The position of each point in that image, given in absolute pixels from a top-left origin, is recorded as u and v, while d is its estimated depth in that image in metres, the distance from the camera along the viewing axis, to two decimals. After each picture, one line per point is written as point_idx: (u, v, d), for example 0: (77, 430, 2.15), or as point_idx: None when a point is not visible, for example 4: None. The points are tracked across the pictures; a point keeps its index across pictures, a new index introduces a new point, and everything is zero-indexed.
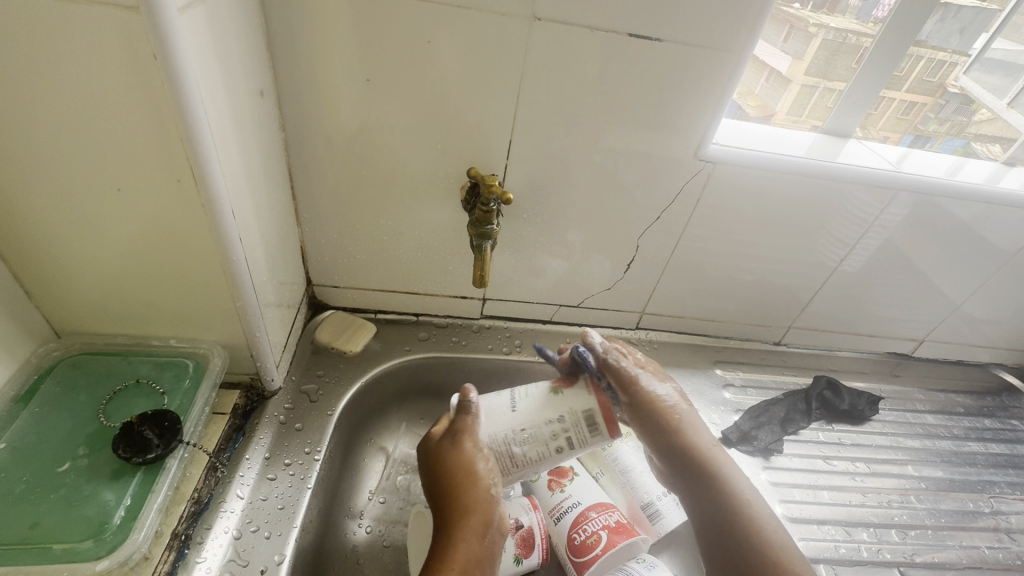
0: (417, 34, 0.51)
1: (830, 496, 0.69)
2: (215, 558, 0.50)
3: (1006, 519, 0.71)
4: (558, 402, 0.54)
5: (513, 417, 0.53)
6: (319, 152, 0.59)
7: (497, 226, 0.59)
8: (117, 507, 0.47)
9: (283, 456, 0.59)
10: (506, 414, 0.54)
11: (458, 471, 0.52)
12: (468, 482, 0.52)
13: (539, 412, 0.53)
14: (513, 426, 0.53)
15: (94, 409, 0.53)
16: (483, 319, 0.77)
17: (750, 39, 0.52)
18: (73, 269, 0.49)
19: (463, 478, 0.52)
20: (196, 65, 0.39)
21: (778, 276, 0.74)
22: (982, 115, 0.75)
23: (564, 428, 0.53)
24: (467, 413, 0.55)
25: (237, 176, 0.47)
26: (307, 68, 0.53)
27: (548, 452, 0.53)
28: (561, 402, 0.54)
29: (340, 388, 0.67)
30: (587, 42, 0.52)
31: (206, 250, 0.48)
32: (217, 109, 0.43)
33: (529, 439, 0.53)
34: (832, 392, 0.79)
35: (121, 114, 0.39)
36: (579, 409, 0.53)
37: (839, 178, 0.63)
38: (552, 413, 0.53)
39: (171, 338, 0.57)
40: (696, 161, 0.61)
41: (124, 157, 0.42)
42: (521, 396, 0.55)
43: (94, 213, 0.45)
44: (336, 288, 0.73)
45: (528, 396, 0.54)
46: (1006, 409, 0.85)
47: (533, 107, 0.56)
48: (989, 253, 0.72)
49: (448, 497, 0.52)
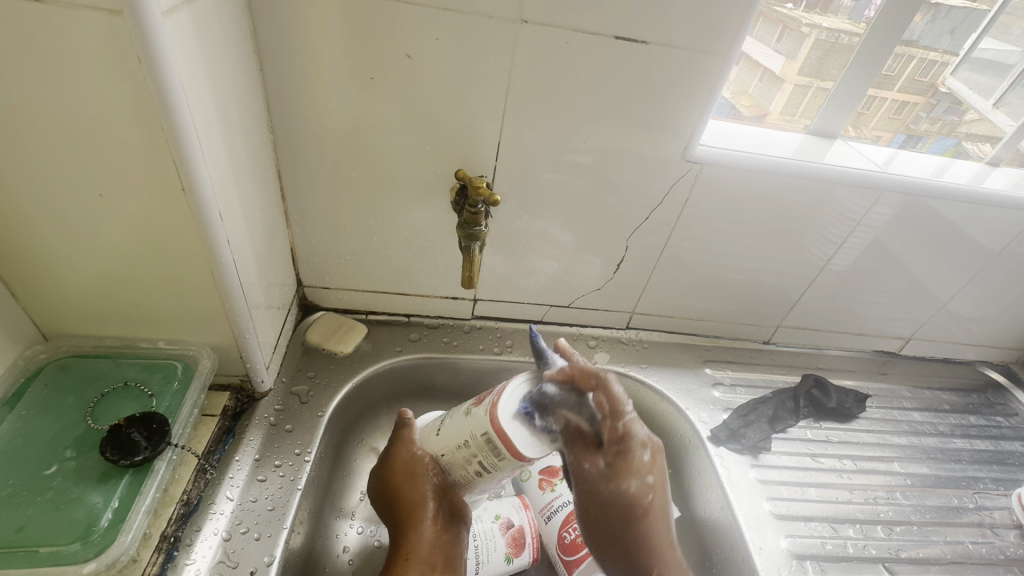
0: (405, 37, 0.51)
1: (817, 493, 0.70)
2: (205, 559, 0.50)
3: (990, 515, 0.72)
4: (466, 423, 0.49)
5: (436, 441, 0.52)
6: (309, 153, 0.59)
7: (486, 227, 0.59)
8: (105, 509, 0.47)
9: (273, 457, 0.59)
10: (430, 436, 0.52)
11: (397, 473, 0.54)
12: (409, 478, 0.53)
13: (452, 437, 0.50)
14: (436, 451, 0.52)
15: (82, 411, 0.53)
16: (473, 319, 0.78)
17: (736, 42, 0.53)
18: (60, 271, 0.49)
19: (403, 478, 0.54)
20: (182, 68, 0.39)
21: (766, 276, 0.75)
22: (970, 115, 0.76)
23: (472, 451, 0.48)
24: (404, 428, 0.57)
25: (225, 178, 0.48)
26: (296, 70, 0.53)
27: (469, 472, 0.50)
28: (468, 423, 0.49)
29: (331, 389, 0.67)
30: (575, 44, 0.52)
31: (194, 252, 0.48)
32: (204, 112, 0.43)
33: (450, 462, 0.51)
34: (820, 390, 0.79)
35: (105, 116, 0.39)
36: (478, 433, 0.47)
37: (825, 178, 0.64)
38: (460, 436, 0.49)
39: (160, 340, 0.57)
40: (684, 162, 0.61)
41: (109, 159, 0.42)
42: (449, 416, 0.52)
43: (80, 216, 0.45)
44: (326, 289, 0.73)
45: (451, 416, 0.51)
46: (992, 406, 0.86)
47: (522, 109, 0.57)
48: (974, 252, 0.73)
49: (395, 500, 0.55)
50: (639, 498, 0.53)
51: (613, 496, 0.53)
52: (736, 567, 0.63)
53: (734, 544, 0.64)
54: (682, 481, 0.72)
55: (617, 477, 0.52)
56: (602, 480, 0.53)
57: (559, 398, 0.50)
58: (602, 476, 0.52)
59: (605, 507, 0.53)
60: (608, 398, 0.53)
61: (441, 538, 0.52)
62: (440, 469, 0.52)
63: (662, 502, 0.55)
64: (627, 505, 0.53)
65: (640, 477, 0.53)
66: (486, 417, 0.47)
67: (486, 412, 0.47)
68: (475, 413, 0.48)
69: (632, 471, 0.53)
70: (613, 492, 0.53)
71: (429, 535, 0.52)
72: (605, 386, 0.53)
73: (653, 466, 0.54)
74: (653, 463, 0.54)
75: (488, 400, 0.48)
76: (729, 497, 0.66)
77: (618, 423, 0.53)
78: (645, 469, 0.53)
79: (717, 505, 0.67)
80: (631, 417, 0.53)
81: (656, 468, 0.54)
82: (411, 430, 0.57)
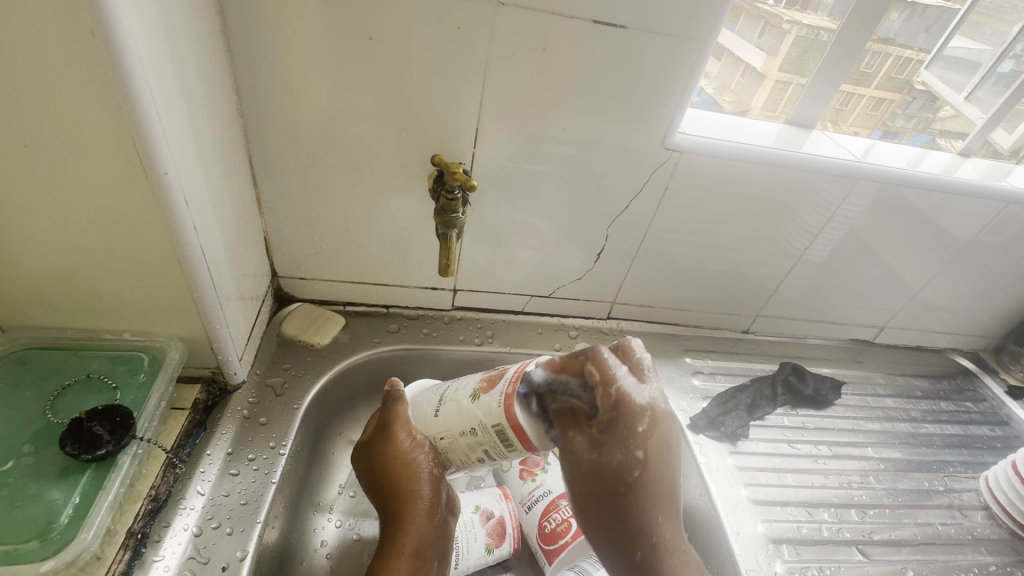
0: (379, 18, 0.50)
1: (793, 479, 0.71)
2: (173, 556, 0.48)
3: (958, 497, 0.73)
4: (472, 409, 0.49)
5: (435, 423, 0.51)
6: (282, 140, 0.58)
7: (463, 215, 0.58)
8: (66, 505, 0.45)
9: (247, 450, 0.58)
10: (428, 418, 0.52)
11: (394, 461, 0.52)
12: (406, 467, 0.52)
13: (455, 420, 0.50)
14: (435, 431, 0.51)
15: (41, 405, 0.51)
16: (454, 310, 0.77)
17: (713, 28, 0.53)
18: (15, 260, 0.47)
19: (399, 467, 0.52)
20: (140, 44, 0.37)
21: (744, 265, 0.75)
22: (946, 112, 0.77)
23: (478, 440, 0.49)
24: (395, 401, 0.55)
25: (190, 162, 0.46)
26: (266, 52, 0.52)
27: (470, 458, 0.51)
28: (476, 410, 0.49)
29: (307, 381, 0.66)
30: (552, 28, 0.52)
31: (157, 239, 0.46)
32: (165, 92, 0.41)
33: (450, 446, 0.51)
34: (797, 378, 0.80)
35: (60, 94, 0.38)
36: (490, 423, 0.48)
37: (801, 168, 0.64)
38: (466, 423, 0.49)
39: (124, 332, 0.55)
40: (663, 151, 0.61)
41: (63, 139, 0.40)
42: (449, 396, 0.52)
43: (33, 202, 0.43)
44: (302, 279, 0.71)
45: (452, 399, 0.51)
46: (961, 392, 0.89)
47: (500, 96, 0.56)
48: (945, 242, 0.75)
49: (388, 480, 0.53)
50: (624, 470, 0.47)
51: (594, 468, 0.48)
52: (714, 553, 0.63)
53: (711, 531, 0.64)
54: None
55: (602, 449, 0.48)
56: (585, 453, 0.48)
57: (550, 381, 0.49)
58: (587, 450, 0.48)
59: (590, 482, 0.48)
60: (599, 367, 0.50)
61: (431, 530, 0.52)
62: (438, 455, 0.52)
63: (653, 480, 0.47)
64: (610, 477, 0.48)
65: (628, 450, 0.47)
66: (499, 409, 0.47)
67: (499, 404, 0.48)
68: (485, 402, 0.48)
69: (619, 441, 0.48)
70: (597, 461, 0.48)
71: (420, 526, 0.51)
72: (598, 356, 0.50)
73: (647, 439, 0.48)
74: (647, 435, 0.48)
75: (499, 390, 0.48)
76: (707, 484, 0.66)
77: (610, 397, 0.49)
78: (636, 442, 0.47)
79: (696, 492, 0.67)
80: (627, 385, 0.49)
81: (648, 437, 0.48)
82: (405, 409, 0.55)
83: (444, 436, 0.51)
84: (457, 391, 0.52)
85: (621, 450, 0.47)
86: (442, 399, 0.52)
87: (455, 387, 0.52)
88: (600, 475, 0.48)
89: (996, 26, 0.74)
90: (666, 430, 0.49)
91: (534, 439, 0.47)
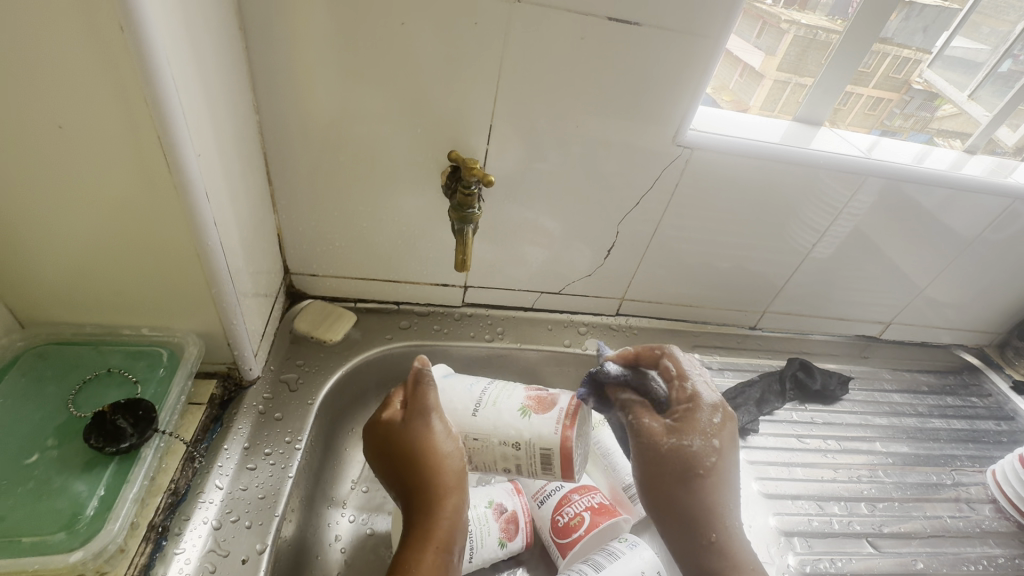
0: (396, 16, 0.50)
1: (803, 473, 0.71)
2: (194, 549, 0.49)
3: (966, 490, 0.74)
4: (520, 423, 0.53)
5: (471, 422, 0.54)
6: (297, 137, 0.58)
7: (478, 211, 0.59)
8: (91, 498, 0.46)
9: (263, 445, 0.58)
10: (465, 417, 0.54)
11: (422, 449, 0.53)
12: (434, 456, 0.53)
13: (494, 426, 0.53)
14: (467, 432, 0.54)
15: (63, 399, 0.51)
16: (464, 307, 0.77)
17: (725, 26, 0.53)
18: (37, 255, 0.47)
19: (428, 455, 0.53)
20: (166, 40, 0.38)
21: (752, 262, 0.76)
22: (946, 110, 0.78)
23: (517, 456, 0.53)
24: (424, 383, 0.55)
25: (211, 158, 0.46)
26: (283, 49, 0.52)
27: (496, 464, 0.54)
28: (524, 426, 0.52)
29: (320, 377, 0.66)
30: (566, 26, 0.52)
31: (179, 235, 0.47)
32: (189, 89, 0.42)
33: (481, 448, 0.53)
34: (805, 373, 0.81)
35: (85, 89, 0.38)
36: (536, 445, 0.52)
37: (811, 164, 0.65)
38: (508, 434, 0.52)
39: (142, 327, 0.55)
40: (674, 147, 0.62)
41: (90, 135, 0.40)
42: (490, 402, 0.54)
43: (58, 197, 0.44)
44: (315, 276, 0.71)
45: (494, 406, 0.54)
46: (966, 387, 0.90)
47: (514, 93, 0.56)
48: (951, 238, 0.75)
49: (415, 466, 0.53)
50: (702, 456, 0.53)
51: (675, 451, 0.53)
52: None
53: None
54: None
55: (680, 434, 0.53)
56: (665, 437, 0.54)
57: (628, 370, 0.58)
58: (666, 435, 0.54)
59: (664, 463, 0.53)
60: (674, 363, 0.58)
61: (456, 522, 0.52)
62: (467, 452, 0.54)
63: (723, 472, 0.53)
64: (687, 461, 0.53)
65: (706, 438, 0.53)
66: (555, 434, 0.52)
67: (553, 429, 0.52)
68: (536, 422, 0.52)
69: (696, 429, 0.54)
70: (676, 446, 0.53)
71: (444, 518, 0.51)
72: (672, 354, 0.58)
73: (720, 430, 0.54)
74: (720, 427, 0.54)
75: (555, 416, 0.53)
76: None
77: (684, 390, 0.56)
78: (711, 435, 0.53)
79: None
80: (700, 384, 0.56)
81: (719, 430, 0.54)
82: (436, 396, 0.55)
83: (476, 439, 0.53)
84: (499, 401, 0.54)
85: (690, 441, 0.53)
86: (481, 404, 0.54)
87: (496, 395, 0.55)
88: (675, 461, 0.53)
89: (994, 25, 0.75)
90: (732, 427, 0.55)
91: (574, 466, 0.53)
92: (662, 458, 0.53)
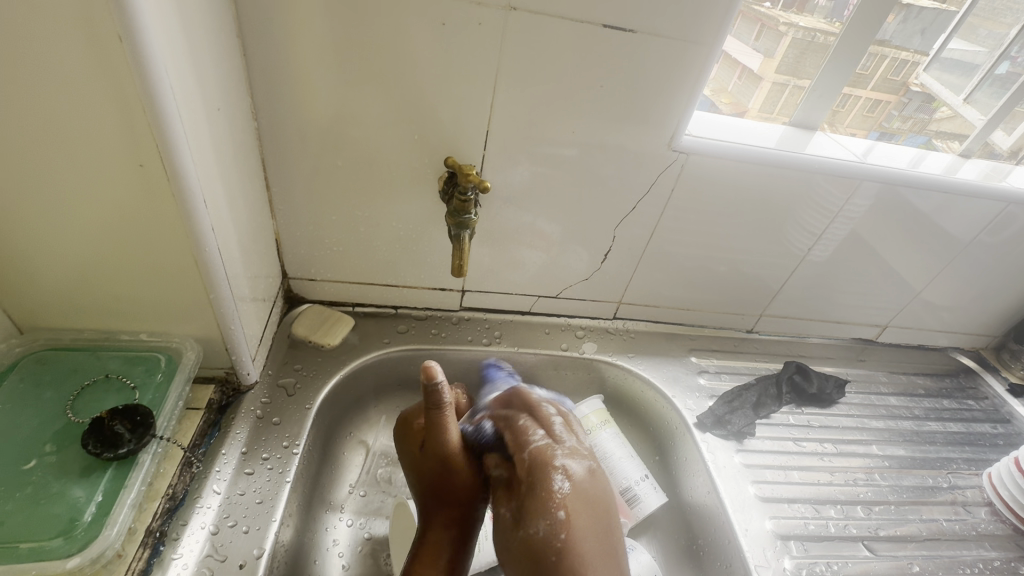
0: (392, 24, 0.51)
1: (799, 476, 0.72)
2: (192, 553, 0.49)
3: (962, 493, 0.74)
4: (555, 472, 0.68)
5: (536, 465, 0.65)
6: (295, 143, 0.58)
7: (475, 216, 0.59)
8: (88, 504, 0.46)
9: (261, 449, 0.58)
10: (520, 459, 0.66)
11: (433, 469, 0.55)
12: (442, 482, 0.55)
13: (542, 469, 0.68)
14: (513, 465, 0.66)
15: (61, 405, 0.51)
16: (462, 311, 0.78)
17: (720, 33, 0.53)
18: (37, 262, 0.48)
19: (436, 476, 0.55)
20: (164, 51, 0.38)
21: (749, 266, 0.76)
22: (943, 112, 0.78)
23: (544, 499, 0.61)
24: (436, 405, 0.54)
25: (208, 166, 0.47)
26: (280, 56, 0.52)
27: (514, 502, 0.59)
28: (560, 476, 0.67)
29: (318, 382, 0.67)
30: (561, 33, 0.53)
31: (177, 243, 0.47)
32: (187, 98, 0.42)
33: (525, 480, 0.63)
34: (801, 377, 0.81)
35: (80, 95, 0.38)
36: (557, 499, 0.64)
37: (805, 169, 0.65)
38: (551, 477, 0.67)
39: (141, 333, 0.55)
40: (670, 152, 0.62)
41: (88, 145, 0.41)
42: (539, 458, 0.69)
43: (56, 205, 0.44)
44: (313, 281, 0.72)
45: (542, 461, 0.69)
46: (963, 390, 0.90)
47: (509, 99, 0.57)
48: (946, 242, 0.76)
49: (433, 489, 0.55)
50: (548, 541, 0.46)
51: (535, 532, 0.47)
52: (723, 549, 0.64)
53: (720, 527, 0.65)
54: (670, 466, 0.74)
55: (524, 520, 0.48)
56: (511, 527, 0.49)
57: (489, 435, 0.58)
58: (512, 521, 0.49)
59: (517, 550, 0.48)
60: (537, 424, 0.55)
61: (459, 541, 0.53)
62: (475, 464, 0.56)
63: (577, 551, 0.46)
64: (535, 551, 0.46)
65: (549, 517, 0.47)
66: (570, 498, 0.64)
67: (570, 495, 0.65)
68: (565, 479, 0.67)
69: (538, 511, 0.48)
70: (523, 538, 0.47)
71: (449, 539, 0.53)
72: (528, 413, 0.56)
73: (570, 496, 0.48)
74: (571, 494, 0.49)
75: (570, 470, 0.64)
76: (715, 482, 0.67)
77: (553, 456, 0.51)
78: (561, 507, 0.48)
79: (704, 490, 0.68)
80: (540, 445, 0.52)
81: (589, 492, 0.50)
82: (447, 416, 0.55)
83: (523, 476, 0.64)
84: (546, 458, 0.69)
85: (564, 490, 0.49)
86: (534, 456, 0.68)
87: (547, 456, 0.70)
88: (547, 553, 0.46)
89: (992, 27, 0.74)
90: (586, 502, 0.49)
91: None
92: (533, 550, 0.46)
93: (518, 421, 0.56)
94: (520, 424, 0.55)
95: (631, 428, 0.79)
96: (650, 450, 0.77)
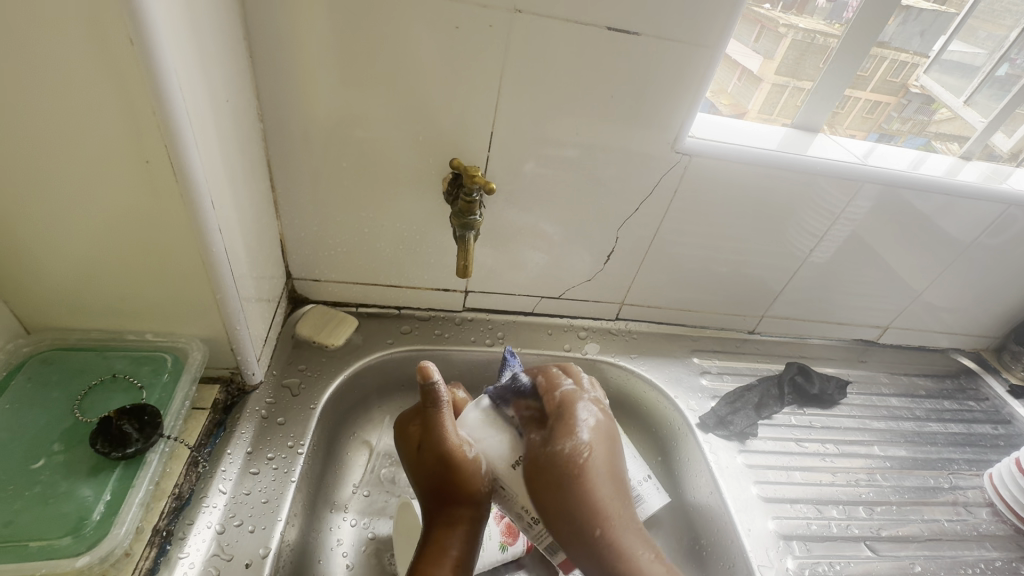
0: (398, 26, 0.51)
1: (801, 476, 0.72)
2: (198, 553, 0.49)
3: (963, 494, 0.75)
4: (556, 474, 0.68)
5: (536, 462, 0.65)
6: (300, 144, 0.59)
7: (480, 217, 0.59)
8: (96, 503, 0.46)
9: (266, 449, 0.58)
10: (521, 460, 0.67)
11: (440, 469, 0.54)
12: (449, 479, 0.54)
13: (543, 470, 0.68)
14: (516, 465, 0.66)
15: (69, 405, 0.52)
16: (465, 312, 0.78)
17: (724, 35, 0.54)
18: (44, 263, 0.48)
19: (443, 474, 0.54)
20: (174, 53, 0.38)
21: (751, 267, 0.76)
22: (943, 114, 0.79)
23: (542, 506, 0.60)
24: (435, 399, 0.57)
25: (216, 167, 0.47)
26: (286, 57, 0.53)
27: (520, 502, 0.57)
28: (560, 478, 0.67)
29: (322, 382, 0.67)
30: (566, 35, 0.53)
31: (185, 244, 0.48)
32: (196, 100, 0.43)
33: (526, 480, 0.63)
34: (803, 377, 0.82)
35: (90, 97, 0.38)
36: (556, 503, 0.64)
37: (808, 171, 0.65)
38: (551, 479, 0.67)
39: (147, 333, 0.56)
40: (674, 154, 0.62)
41: (98, 147, 0.41)
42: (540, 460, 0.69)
43: (65, 206, 0.44)
44: (317, 281, 0.72)
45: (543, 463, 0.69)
46: (963, 391, 0.90)
47: (514, 101, 0.57)
48: (948, 243, 0.76)
49: (436, 487, 0.54)
50: (575, 457, 0.53)
51: (563, 452, 0.53)
52: (726, 549, 0.64)
53: (723, 526, 0.65)
54: (673, 466, 0.74)
55: (553, 440, 0.54)
56: (539, 448, 0.54)
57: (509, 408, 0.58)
58: (539, 443, 0.54)
59: (543, 471, 0.53)
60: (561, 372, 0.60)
61: (467, 542, 0.53)
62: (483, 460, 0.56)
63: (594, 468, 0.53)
64: (561, 466, 0.52)
65: (575, 439, 0.54)
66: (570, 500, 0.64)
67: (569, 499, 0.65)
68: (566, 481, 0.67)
69: (567, 432, 0.54)
70: (550, 454, 0.53)
71: (463, 528, 0.53)
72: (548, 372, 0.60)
73: (591, 428, 0.55)
74: (591, 426, 0.56)
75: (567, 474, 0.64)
76: (718, 483, 0.67)
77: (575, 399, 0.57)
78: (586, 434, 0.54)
79: (706, 490, 0.68)
80: (567, 389, 0.58)
81: (602, 427, 0.57)
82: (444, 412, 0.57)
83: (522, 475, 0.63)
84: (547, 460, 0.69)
85: (588, 421, 0.56)
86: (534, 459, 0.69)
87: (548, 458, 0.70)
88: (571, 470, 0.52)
89: (992, 29, 0.75)
90: (602, 436, 0.56)
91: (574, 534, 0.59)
92: (559, 466, 0.52)
93: (546, 370, 0.61)
94: (549, 370, 0.60)
95: (634, 428, 0.79)
96: (653, 450, 0.77)
